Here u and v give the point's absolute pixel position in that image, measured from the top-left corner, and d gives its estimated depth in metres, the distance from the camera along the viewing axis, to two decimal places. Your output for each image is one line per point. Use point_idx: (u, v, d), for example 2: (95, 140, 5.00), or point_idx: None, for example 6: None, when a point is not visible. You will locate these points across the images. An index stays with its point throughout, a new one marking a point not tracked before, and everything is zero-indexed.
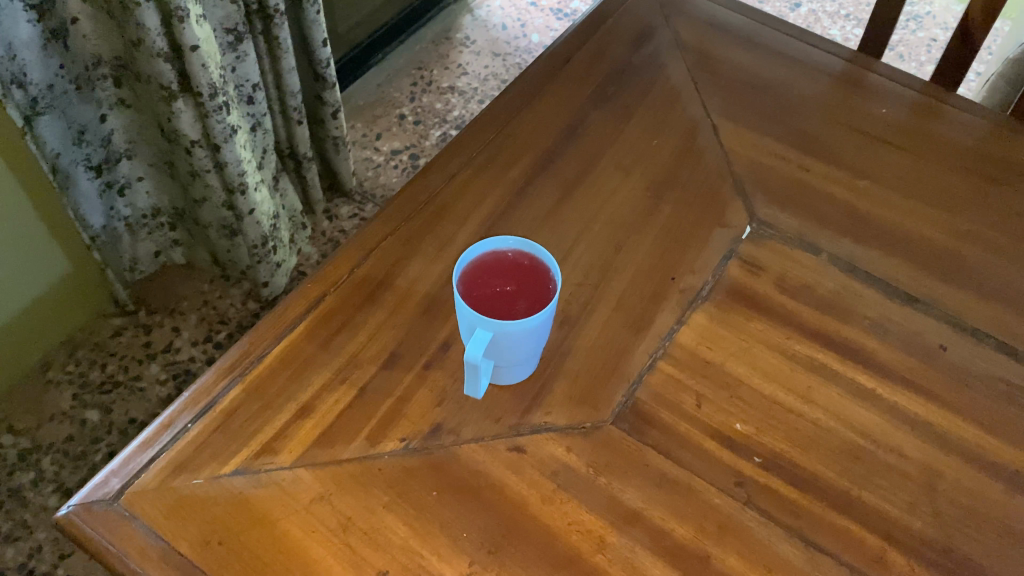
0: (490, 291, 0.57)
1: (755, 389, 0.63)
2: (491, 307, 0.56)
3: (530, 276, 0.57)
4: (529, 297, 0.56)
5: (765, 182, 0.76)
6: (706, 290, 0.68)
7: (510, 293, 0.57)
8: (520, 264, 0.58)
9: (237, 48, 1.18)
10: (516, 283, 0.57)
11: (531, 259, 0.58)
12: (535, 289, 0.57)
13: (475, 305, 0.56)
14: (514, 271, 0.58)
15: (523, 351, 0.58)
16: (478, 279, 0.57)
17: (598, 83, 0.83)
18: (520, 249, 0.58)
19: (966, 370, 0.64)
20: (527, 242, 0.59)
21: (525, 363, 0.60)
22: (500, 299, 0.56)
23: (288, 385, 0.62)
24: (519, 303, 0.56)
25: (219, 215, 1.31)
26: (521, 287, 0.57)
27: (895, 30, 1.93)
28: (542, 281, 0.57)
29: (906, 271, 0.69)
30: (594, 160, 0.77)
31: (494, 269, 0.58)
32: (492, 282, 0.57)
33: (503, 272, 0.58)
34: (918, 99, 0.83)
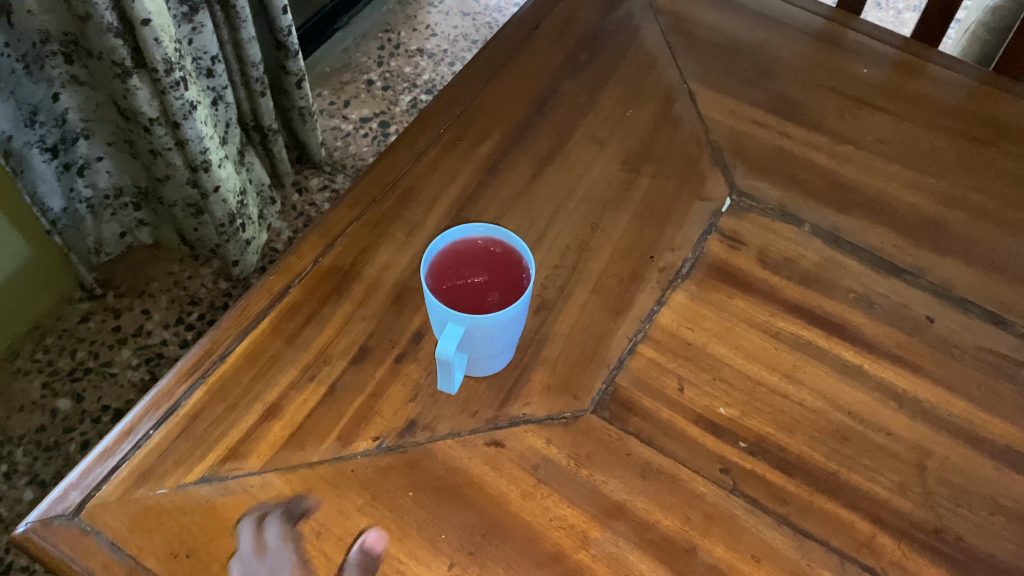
0: (460, 282, 0.54)
1: (740, 371, 0.61)
2: (463, 302, 0.53)
3: (503, 265, 0.55)
4: (501, 288, 0.54)
5: (746, 150, 0.73)
6: (686, 267, 0.66)
7: (481, 284, 0.54)
8: (491, 252, 0.55)
9: (192, 19, 1.13)
10: (488, 274, 0.55)
11: (502, 247, 0.55)
12: (508, 281, 0.54)
13: (446, 301, 0.54)
14: (486, 261, 0.55)
15: (499, 344, 0.56)
16: (447, 269, 0.55)
17: (569, 50, 0.79)
18: (490, 235, 0.56)
19: (954, 342, 0.62)
20: (499, 229, 0.56)
21: (500, 355, 0.58)
22: (471, 291, 0.54)
23: (253, 385, 0.59)
24: (491, 295, 0.54)
25: (184, 194, 1.28)
26: (494, 278, 0.54)
27: None
28: (515, 270, 0.55)
29: (892, 240, 0.67)
30: (567, 133, 0.74)
31: (464, 259, 0.55)
32: (463, 274, 0.55)
33: (474, 263, 0.55)
34: (901, 57, 0.80)
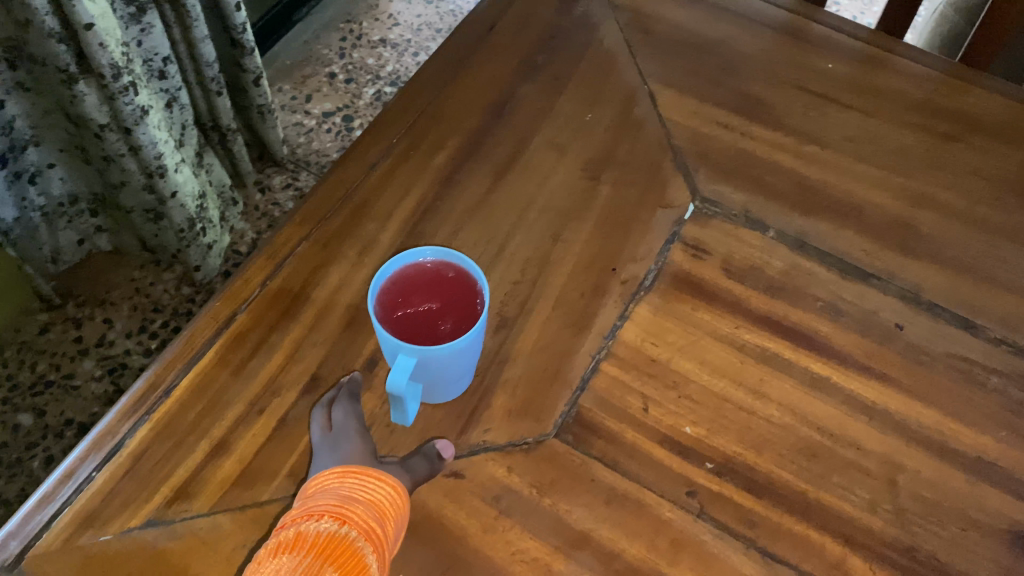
0: (411, 310, 0.52)
1: (706, 387, 0.59)
2: (413, 331, 0.51)
3: (457, 291, 0.52)
4: (454, 316, 0.52)
5: (709, 154, 0.71)
6: (650, 279, 0.64)
7: (433, 312, 0.52)
8: (444, 276, 0.53)
9: (140, 20, 1.09)
10: (441, 300, 0.52)
11: (455, 271, 0.53)
12: (461, 307, 0.52)
13: (395, 331, 0.51)
14: (438, 286, 0.53)
15: (455, 371, 0.54)
16: (396, 297, 0.52)
17: (526, 51, 0.76)
18: (442, 259, 0.53)
19: (924, 350, 0.61)
20: (452, 252, 0.53)
21: (457, 381, 0.56)
22: (422, 320, 0.52)
23: (201, 420, 0.56)
24: (443, 324, 0.52)
25: (141, 200, 1.24)
26: (446, 305, 0.52)
27: None
28: (469, 295, 0.52)
29: (860, 244, 0.66)
30: (524, 140, 0.71)
31: (415, 284, 0.53)
32: (413, 301, 0.52)
33: (426, 288, 0.53)
34: (866, 50, 0.77)
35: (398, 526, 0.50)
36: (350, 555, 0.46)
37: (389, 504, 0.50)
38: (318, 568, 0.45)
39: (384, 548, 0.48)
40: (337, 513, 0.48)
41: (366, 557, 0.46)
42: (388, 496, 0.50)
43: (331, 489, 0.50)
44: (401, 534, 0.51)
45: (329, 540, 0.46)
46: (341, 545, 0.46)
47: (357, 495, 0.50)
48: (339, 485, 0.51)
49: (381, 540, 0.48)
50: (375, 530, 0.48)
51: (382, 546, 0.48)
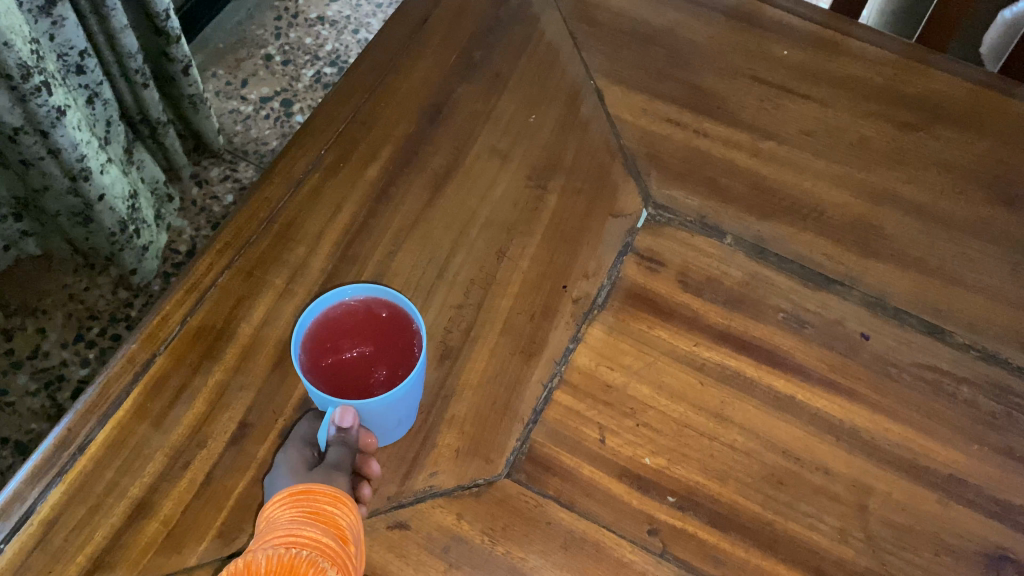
0: (342, 356, 0.48)
1: (664, 413, 0.55)
2: (345, 381, 0.48)
3: (391, 333, 0.49)
4: (388, 362, 0.48)
5: (660, 155, 0.67)
6: (602, 296, 0.60)
7: (366, 357, 0.49)
8: (377, 316, 0.49)
9: (50, 13, 1.01)
10: (374, 344, 0.49)
11: (389, 309, 0.49)
12: (396, 352, 0.48)
13: (324, 380, 0.48)
14: (370, 328, 0.49)
15: (397, 418, 0.50)
16: (325, 342, 0.49)
17: (462, 47, 0.71)
18: (374, 296, 0.50)
19: (891, 360, 0.58)
20: (386, 288, 0.50)
21: (401, 426, 0.52)
22: (355, 366, 0.48)
23: (119, 479, 0.52)
24: (377, 371, 0.48)
25: (66, 203, 1.17)
26: (380, 349, 0.49)
27: None
28: (405, 337, 0.49)
29: (821, 248, 0.62)
30: (463, 146, 0.66)
31: (346, 326, 0.49)
32: (344, 345, 0.49)
33: (358, 330, 0.49)
34: (821, 34, 0.74)
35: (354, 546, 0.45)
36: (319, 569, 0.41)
37: (341, 523, 0.45)
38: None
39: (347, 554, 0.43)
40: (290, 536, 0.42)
41: (326, 569, 0.40)
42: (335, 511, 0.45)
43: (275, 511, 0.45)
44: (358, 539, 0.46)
45: (284, 559, 0.40)
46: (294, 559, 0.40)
47: (302, 511, 0.44)
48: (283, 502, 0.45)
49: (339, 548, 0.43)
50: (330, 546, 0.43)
51: (343, 563, 0.42)
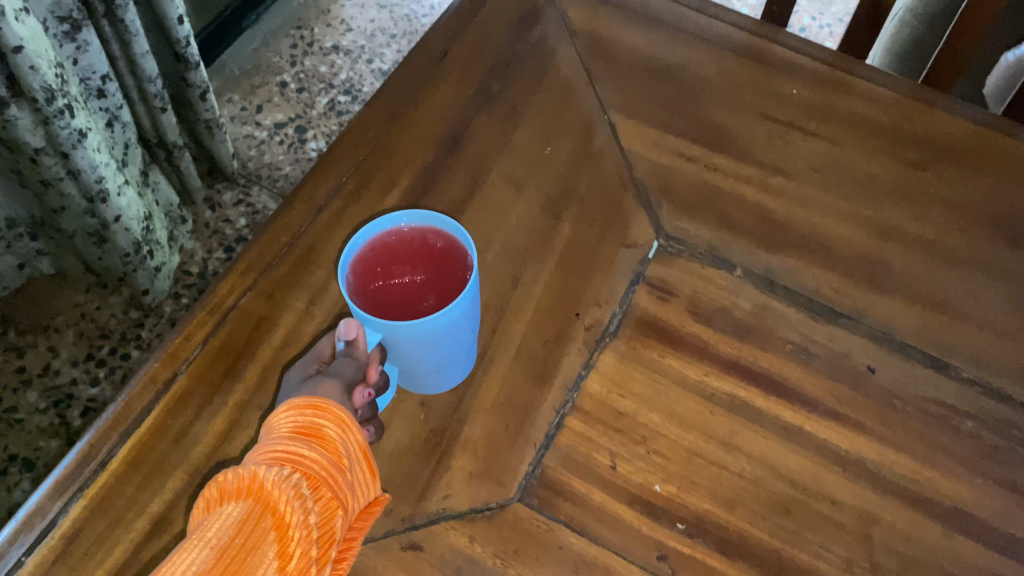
0: (392, 281, 0.49)
1: (674, 441, 0.56)
2: (393, 305, 0.49)
3: (444, 262, 0.49)
4: (439, 292, 0.49)
5: (671, 188, 0.68)
6: (615, 324, 0.61)
7: (417, 285, 0.49)
8: (432, 246, 0.50)
9: (75, 38, 1.04)
10: (426, 273, 0.49)
11: (445, 241, 0.50)
12: (448, 283, 0.49)
13: (372, 301, 0.49)
14: (423, 256, 0.50)
15: (440, 352, 0.52)
16: (376, 266, 0.49)
17: (480, 78, 0.73)
18: (430, 225, 0.50)
19: (897, 393, 0.59)
20: (440, 217, 0.50)
21: (445, 369, 0.55)
22: (405, 293, 0.49)
23: (139, 495, 0.53)
24: (426, 299, 0.49)
25: (82, 223, 1.19)
26: (432, 279, 0.49)
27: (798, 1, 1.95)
28: (457, 269, 0.49)
29: (828, 281, 0.64)
30: (480, 175, 0.68)
31: (398, 251, 0.49)
32: (395, 270, 0.49)
33: (410, 257, 0.49)
34: (829, 73, 0.75)
35: (349, 464, 0.45)
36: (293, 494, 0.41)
37: (338, 439, 0.45)
38: (228, 510, 0.40)
39: (324, 473, 0.43)
40: (272, 450, 0.43)
41: (301, 498, 0.41)
42: (331, 427, 0.44)
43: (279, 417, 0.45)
44: (347, 449, 0.45)
45: (252, 479, 0.41)
46: (259, 483, 0.41)
47: (294, 425, 0.44)
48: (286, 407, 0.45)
49: (314, 469, 0.42)
50: (310, 464, 0.42)
51: (324, 485, 0.42)
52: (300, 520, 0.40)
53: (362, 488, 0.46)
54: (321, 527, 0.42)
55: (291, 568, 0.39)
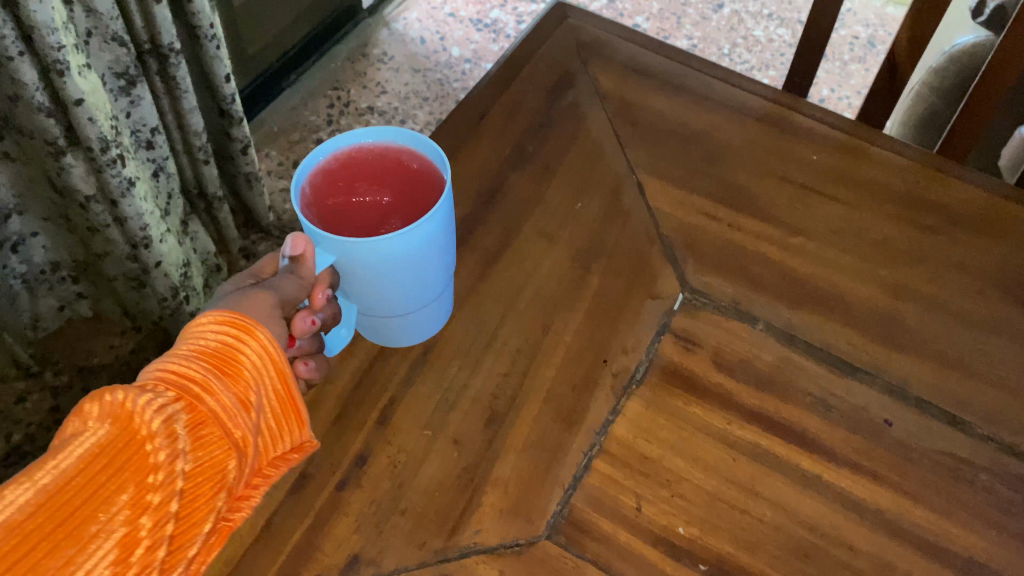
0: (358, 199, 0.55)
1: (697, 485, 0.58)
2: (357, 221, 0.54)
3: (412, 188, 0.55)
4: (401, 217, 0.54)
5: (696, 245, 0.72)
6: (640, 372, 0.64)
7: (384, 207, 0.54)
8: (407, 168, 0.55)
9: (130, 92, 1.11)
10: (394, 196, 0.55)
11: (421, 166, 0.55)
12: (410, 209, 0.54)
13: (338, 214, 0.54)
14: (396, 179, 0.55)
15: (403, 285, 0.57)
16: (344, 183, 0.55)
17: (515, 139, 0.78)
18: (410, 149, 0.56)
19: (913, 446, 0.61)
20: (418, 140, 0.55)
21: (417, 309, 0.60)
22: (372, 211, 0.54)
23: None
24: (390, 222, 0.54)
25: (124, 268, 1.24)
26: (397, 204, 0.54)
27: (818, 71, 2.01)
28: (423, 197, 0.54)
29: (846, 337, 0.66)
30: (514, 228, 0.72)
31: (371, 173, 0.55)
32: (360, 188, 0.55)
33: (384, 179, 0.55)
34: (848, 141, 0.79)
35: (257, 403, 0.47)
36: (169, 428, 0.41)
37: (248, 377, 0.46)
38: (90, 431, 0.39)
39: (218, 408, 0.44)
40: (167, 370, 0.44)
41: (174, 434, 0.41)
42: (245, 358, 0.46)
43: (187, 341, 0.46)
44: (257, 394, 0.47)
45: (121, 408, 0.40)
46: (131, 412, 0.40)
47: (203, 350, 0.45)
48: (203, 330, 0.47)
49: (207, 400, 0.44)
50: (200, 398, 0.44)
51: (210, 420, 0.43)
52: (166, 461, 0.40)
53: (264, 431, 0.48)
54: (195, 469, 0.42)
55: (145, 511, 0.39)
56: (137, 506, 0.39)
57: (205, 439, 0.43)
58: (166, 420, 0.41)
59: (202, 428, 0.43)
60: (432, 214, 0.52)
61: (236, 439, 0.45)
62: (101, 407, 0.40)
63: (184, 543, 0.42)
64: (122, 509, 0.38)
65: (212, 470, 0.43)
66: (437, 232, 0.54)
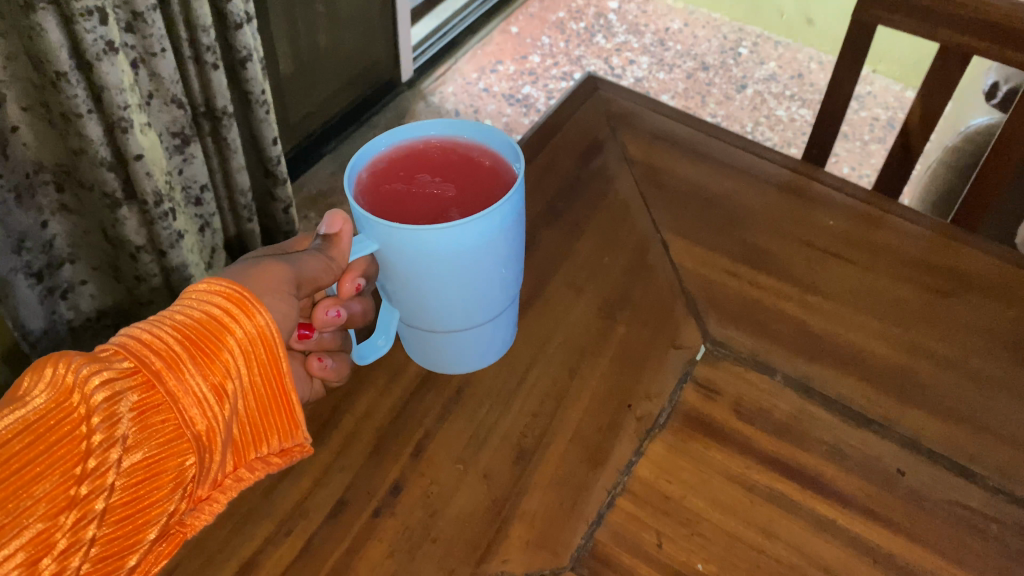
0: (422, 187, 0.57)
1: (716, 525, 0.61)
2: (418, 206, 0.56)
3: (478, 186, 0.57)
4: (462, 210, 0.55)
5: (718, 300, 0.75)
6: (663, 417, 0.67)
7: (447, 199, 0.56)
8: (479, 165, 0.58)
9: (183, 150, 1.19)
10: (458, 191, 0.56)
11: (492, 163, 0.58)
12: (472, 204, 0.56)
13: (399, 198, 0.56)
14: (466, 175, 0.57)
15: (455, 283, 0.57)
16: (404, 173, 0.58)
17: (547, 199, 0.84)
18: (487, 151, 0.59)
19: (926, 496, 0.63)
20: (496, 140, 0.58)
21: (468, 314, 0.61)
22: (435, 201, 0.56)
23: (230, 539, 0.59)
24: (451, 212, 0.55)
25: None
26: (460, 198, 0.56)
27: (837, 150, 2.08)
28: (486, 194, 0.56)
29: (860, 391, 0.69)
30: (544, 280, 0.77)
31: (441, 165, 0.58)
32: (423, 178, 0.57)
33: (453, 174, 0.58)
34: (863, 208, 0.83)
35: (233, 391, 0.48)
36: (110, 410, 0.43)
37: (225, 362, 0.47)
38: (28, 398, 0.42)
39: (179, 393, 0.46)
40: (137, 339, 0.46)
41: (115, 417, 0.43)
42: (225, 339, 0.48)
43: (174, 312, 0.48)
44: (235, 381, 0.48)
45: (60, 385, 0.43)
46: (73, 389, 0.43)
47: (181, 325, 0.47)
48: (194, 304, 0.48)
49: (166, 381, 0.45)
50: (159, 378, 0.45)
51: (163, 403, 0.45)
52: (96, 448, 0.43)
53: (235, 422, 0.50)
54: (139, 462, 0.45)
55: (63, 499, 0.41)
56: (60, 496, 0.41)
57: (155, 427, 0.45)
58: (111, 404, 0.43)
59: (155, 415, 0.45)
60: (491, 214, 0.53)
61: (199, 432, 0.47)
62: (45, 378, 0.43)
63: (118, 528, 0.44)
64: (40, 501, 0.40)
65: (161, 460, 0.45)
66: (494, 235, 0.55)
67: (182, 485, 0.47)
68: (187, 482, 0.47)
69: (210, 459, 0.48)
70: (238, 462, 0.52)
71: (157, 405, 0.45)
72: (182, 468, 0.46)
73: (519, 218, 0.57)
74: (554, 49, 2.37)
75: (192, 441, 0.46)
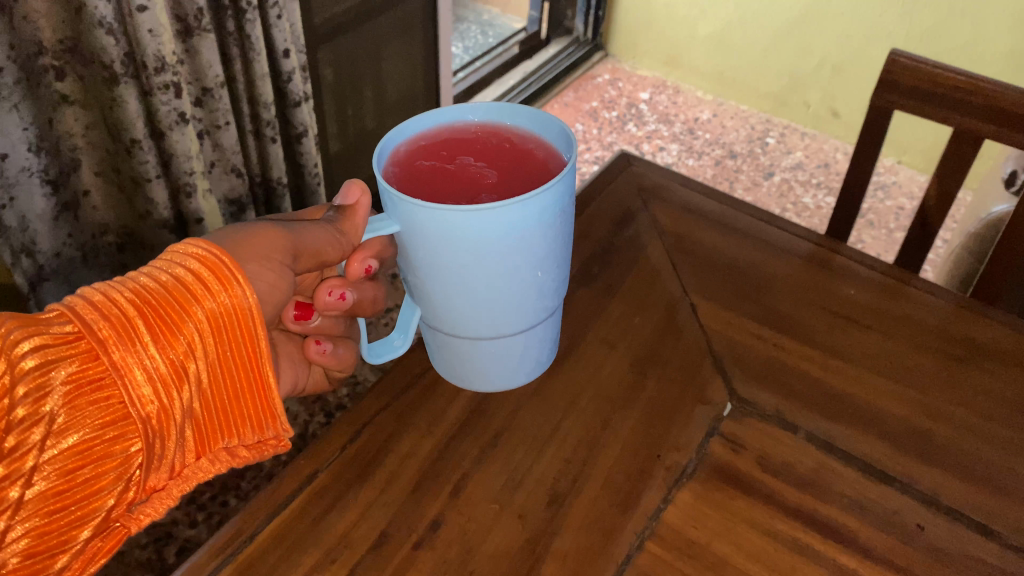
0: (467, 165, 0.63)
1: (740, 570, 0.63)
2: (456, 180, 0.62)
3: (523, 178, 0.62)
4: (496, 194, 0.61)
5: (743, 360, 0.79)
6: (691, 467, 0.70)
7: (487, 181, 0.62)
8: (533, 156, 0.64)
9: (240, 217, 1.42)
10: (501, 178, 0.62)
11: (544, 155, 0.64)
12: (512, 190, 0.61)
13: (442, 172, 0.63)
14: (514, 166, 0.63)
15: (485, 275, 0.62)
16: (447, 151, 0.65)
17: (581, 262, 0.89)
18: (543, 144, 0.65)
19: (945, 551, 0.65)
20: (554, 132, 0.64)
21: (503, 315, 0.66)
22: (476, 181, 0.62)
23: (279, 564, 0.63)
24: (483, 195, 0.61)
25: None
26: (503, 182, 0.62)
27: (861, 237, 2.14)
28: (529, 184, 0.62)
29: (882, 449, 0.72)
30: (577, 338, 0.81)
31: (493, 151, 0.65)
32: (465, 158, 0.64)
33: (501, 161, 0.64)
34: (883, 280, 0.88)
35: (193, 369, 0.56)
36: (44, 379, 0.50)
37: (181, 339, 0.54)
38: None
39: (132, 364, 0.52)
40: (92, 306, 0.52)
41: (53, 386, 0.50)
42: (188, 315, 0.55)
43: (142, 274, 0.56)
44: (194, 359, 0.56)
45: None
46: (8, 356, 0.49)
47: (144, 297, 0.54)
48: (166, 267, 0.56)
49: (117, 348, 0.52)
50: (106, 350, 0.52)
51: (108, 374, 0.52)
52: (27, 416, 0.49)
53: (192, 402, 0.57)
54: (81, 439, 0.52)
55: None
56: None
57: (96, 400, 0.52)
58: (44, 374, 0.50)
59: (99, 392, 0.52)
60: (526, 202, 0.58)
61: (148, 412, 0.54)
62: None
63: (58, 496, 0.52)
64: None
65: (104, 440, 0.53)
66: (530, 225, 0.60)
67: (129, 466, 0.54)
68: (132, 465, 0.55)
69: (163, 437, 0.56)
70: (197, 446, 0.60)
71: (98, 381, 0.52)
72: (126, 452, 0.54)
73: (559, 217, 0.62)
74: (587, 136, 2.56)
75: (140, 423, 0.54)
